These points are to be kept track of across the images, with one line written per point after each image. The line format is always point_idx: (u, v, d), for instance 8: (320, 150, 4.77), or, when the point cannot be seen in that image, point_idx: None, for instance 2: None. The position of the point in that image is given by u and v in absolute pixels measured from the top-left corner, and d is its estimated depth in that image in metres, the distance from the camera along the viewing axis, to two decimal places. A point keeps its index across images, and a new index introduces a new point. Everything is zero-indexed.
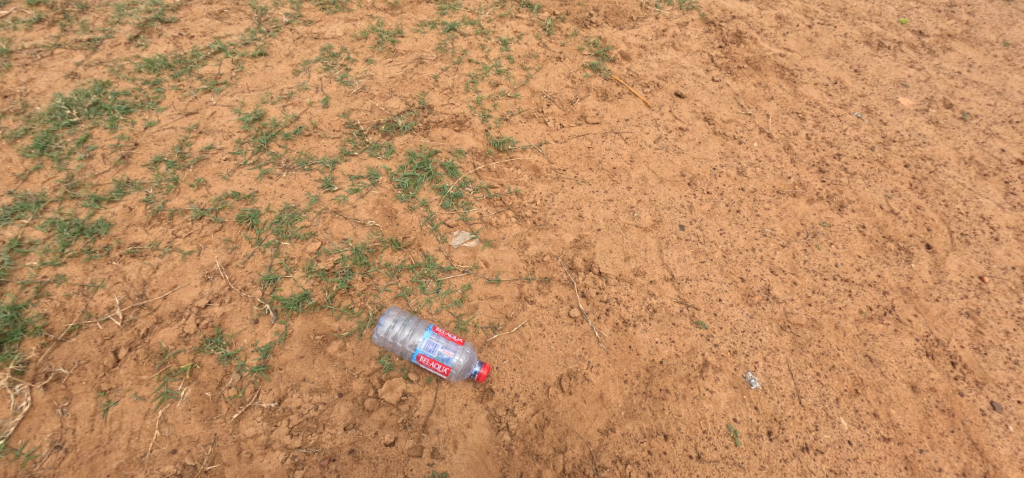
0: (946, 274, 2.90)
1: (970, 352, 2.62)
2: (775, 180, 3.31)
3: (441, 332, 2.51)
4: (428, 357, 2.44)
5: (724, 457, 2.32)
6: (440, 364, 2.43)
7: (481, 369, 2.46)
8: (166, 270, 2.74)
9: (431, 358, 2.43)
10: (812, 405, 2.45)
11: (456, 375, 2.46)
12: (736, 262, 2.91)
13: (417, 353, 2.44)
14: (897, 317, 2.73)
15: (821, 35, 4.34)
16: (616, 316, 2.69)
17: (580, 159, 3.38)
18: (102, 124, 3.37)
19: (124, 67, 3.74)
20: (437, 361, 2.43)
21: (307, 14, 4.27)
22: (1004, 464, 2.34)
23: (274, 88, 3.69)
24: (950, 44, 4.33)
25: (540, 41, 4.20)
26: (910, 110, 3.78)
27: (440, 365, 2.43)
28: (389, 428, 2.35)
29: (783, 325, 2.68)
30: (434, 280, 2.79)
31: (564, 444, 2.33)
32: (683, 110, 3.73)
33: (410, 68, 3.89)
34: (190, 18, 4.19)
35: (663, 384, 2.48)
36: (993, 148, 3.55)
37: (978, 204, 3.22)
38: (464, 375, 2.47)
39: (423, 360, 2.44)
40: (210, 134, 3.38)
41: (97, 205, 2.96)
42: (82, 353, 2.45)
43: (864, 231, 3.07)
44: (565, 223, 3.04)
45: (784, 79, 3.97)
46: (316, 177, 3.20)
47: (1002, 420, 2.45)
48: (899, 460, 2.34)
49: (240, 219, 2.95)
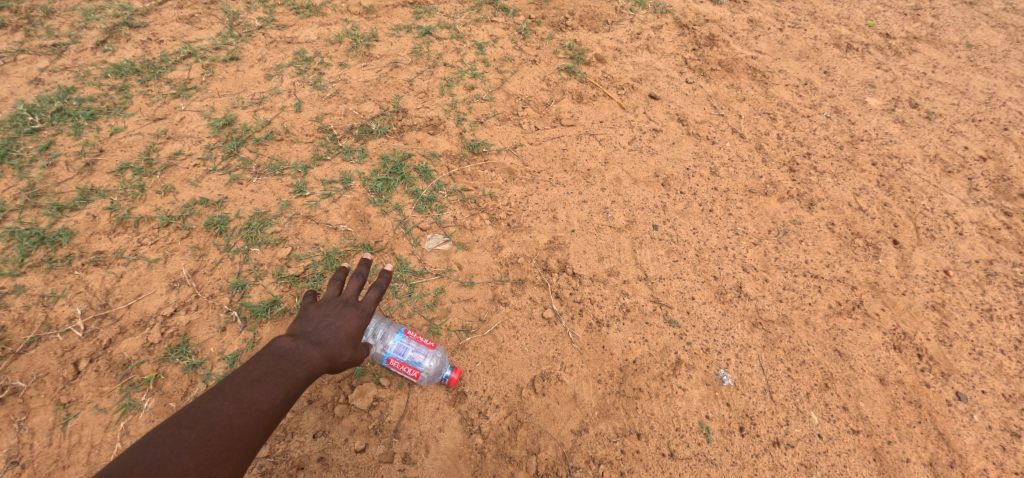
0: (912, 269, 2.95)
1: (935, 344, 2.67)
2: (747, 179, 3.35)
3: (412, 337, 2.37)
4: (400, 361, 2.33)
5: (696, 454, 2.32)
6: (413, 370, 2.35)
7: (454, 372, 2.42)
8: (131, 279, 2.68)
9: (404, 363, 2.34)
10: (783, 399, 2.47)
11: (427, 379, 2.40)
12: (708, 260, 2.93)
13: (389, 357, 2.33)
14: (866, 312, 2.77)
15: (791, 38, 4.42)
16: (590, 316, 2.68)
17: (555, 161, 3.38)
18: (66, 131, 3.29)
19: (90, 72, 3.67)
20: (410, 367, 2.34)
21: (280, 18, 4.23)
22: (970, 453, 2.38)
23: (246, 93, 3.64)
24: (916, 46, 4.43)
25: (516, 44, 4.21)
26: (877, 110, 3.85)
27: (411, 369, 2.34)
28: (360, 434, 2.32)
29: (754, 321, 2.70)
30: (407, 283, 2.76)
31: (538, 445, 2.31)
32: (657, 112, 3.76)
33: (385, 72, 3.86)
34: (160, 22, 4.12)
35: (636, 383, 2.48)
36: (958, 146, 3.63)
37: (943, 201, 3.29)
38: (434, 379, 2.42)
39: (394, 363, 2.33)
40: (179, 139, 3.32)
41: (59, 213, 2.89)
42: (41, 365, 2.38)
43: (833, 228, 3.12)
44: (539, 225, 3.03)
45: (755, 80, 4.02)
46: (287, 182, 3.15)
47: (967, 410, 2.48)
48: (868, 452, 2.36)
49: (208, 225, 2.89)
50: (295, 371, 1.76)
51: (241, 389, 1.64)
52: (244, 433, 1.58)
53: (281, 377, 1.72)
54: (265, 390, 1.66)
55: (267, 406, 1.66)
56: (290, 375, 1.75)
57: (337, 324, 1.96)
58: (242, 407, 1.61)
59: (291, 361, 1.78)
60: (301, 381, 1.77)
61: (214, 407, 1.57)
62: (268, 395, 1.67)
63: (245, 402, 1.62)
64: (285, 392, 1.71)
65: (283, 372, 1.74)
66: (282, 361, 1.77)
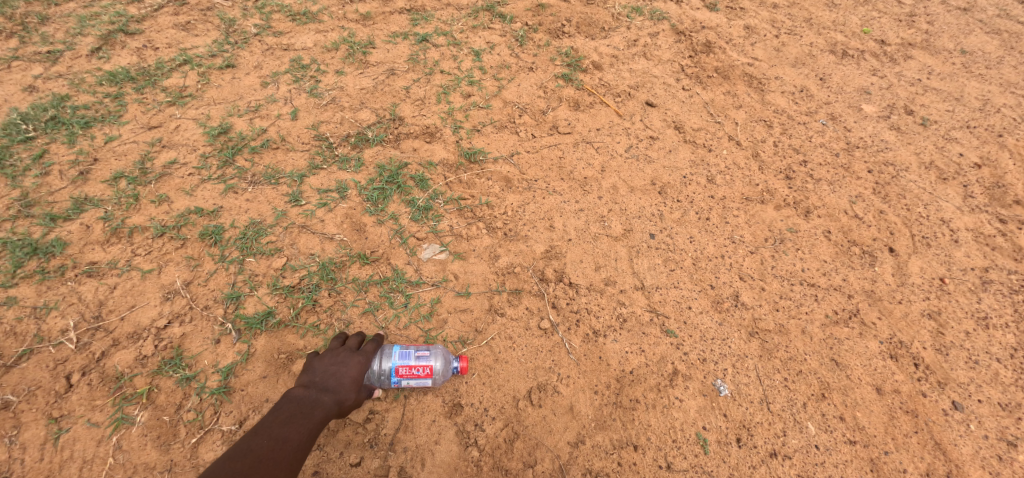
0: (908, 277, 2.95)
1: (932, 353, 2.66)
2: (743, 187, 3.35)
3: (407, 347, 2.38)
4: (407, 373, 2.34)
5: (693, 465, 2.31)
6: (423, 375, 2.35)
7: (461, 361, 2.44)
8: (124, 290, 2.66)
9: (412, 372, 2.34)
10: (779, 410, 2.46)
11: (441, 378, 2.42)
12: (705, 269, 2.92)
13: (396, 375, 2.33)
14: (862, 320, 2.76)
15: (787, 44, 4.43)
16: (586, 327, 2.67)
17: (551, 169, 3.38)
18: (60, 139, 3.28)
19: (85, 79, 3.65)
20: (419, 373, 2.35)
21: (277, 25, 4.22)
22: (966, 463, 2.37)
23: (241, 101, 3.63)
24: (910, 53, 4.45)
25: (513, 51, 4.21)
26: (873, 117, 3.86)
27: (421, 368, 2.35)
28: (355, 448, 2.30)
29: (751, 331, 2.69)
30: (403, 294, 2.75)
31: (534, 458, 2.30)
32: (654, 119, 3.76)
33: (381, 80, 3.86)
34: (156, 29, 4.11)
35: (633, 394, 2.47)
36: (953, 153, 3.64)
37: (938, 208, 3.29)
38: (446, 375, 2.43)
39: (403, 371, 2.34)
40: (174, 148, 3.31)
41: (52, 223, 2.88)
42: (32, 378, 2.37)
43: (829, 235, 3.12)
44: (536, 234, 3.02)
45: (752, 87, 4.03)
46: (283, 191, 3.14)
47: (963, 420, 2.48)
48: (864, 462, 2.35)
49: (202, 236, 2.88)
50: (314, 413, 2.00)
51: (273, 429, 1.87)
52: (282, 467, 1.81)
53: (304, 419, 1.96)
54: (294, 429, 1.90)
55: (298, 441, 1.89)
56: (313, 413, 1.99)
57: (342, 369, 2.18)
58: (278, 443, 1.84)
59: (310, 403, 2.01)
60: (321, 420, 2.01)
61: (254, 446, 1.79)
62: (297, 433, 1.90)
63: (280, 439, 1.85)
64: (310, 430, 1.95)
65: (303, 416, 1.96)
66: (303, 404, 2.00)
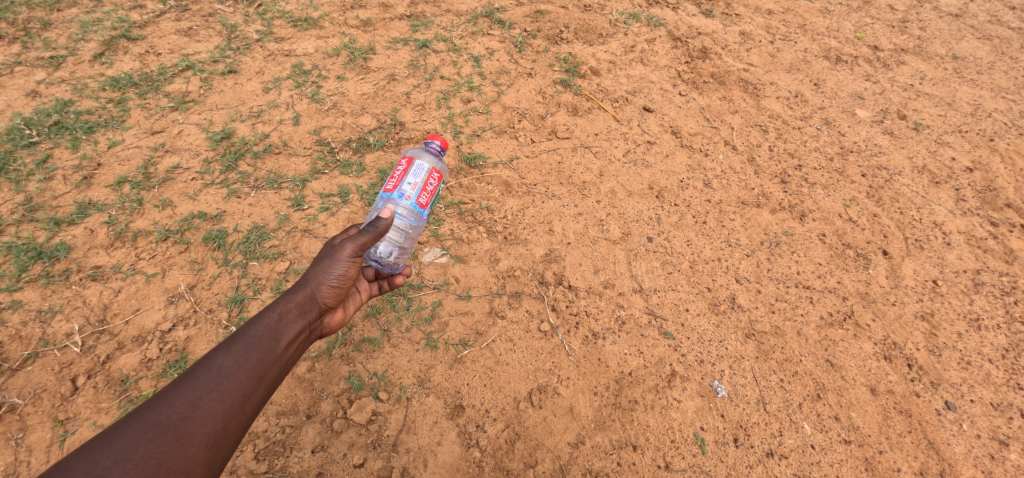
0: (902, 279, 3.00)
1: (925, 354, 2.71)
2: (740, 191, 3.40)
3: (392, 184, 2.27)
4: (415, 185, 2.26)
5: (692, 465, 2.35)
6: (426, 173, 2.29)
7: (434, 140, 2.47)
8: (129, 294, 2.69)
9: (417, 182, 2.26)
10: (776, 410, 2.50)
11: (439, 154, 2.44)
12: (702, 272, 2.97)
13: (412, 199, 2.24)
14: (857, 322, 2.81)
15: (782, 50, 4.49)
16: (586, 329, 2.71)
17: (550, 174, 3.42)
18: (63, 144, 3.31)
19: (87, 85, 3.68)
20: (424, 177, 2.29)
21: (278, 31, 4.26)
22: (959, 462, 2.41)
23: (243, 106, 3.67)
24: (903, 58, 4.52)
25: (512, 57, 4.25)
26: (866, 122, 3.92)
27: (433, 176, 2.33)
28: (358, 449, 2.33)
29: (748, 333, 2.74)
30: (405, 297, 2.78)
31: (535, 458, 2.33)
32: (651, 124, 3.81)
33: (382, 85, 3.90)
34: (158, 35, 4.15)
35: (632, 395, 2.51)
36: (945, 157, 3.70)
37: (931, 211, 3.35)
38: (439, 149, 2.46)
39: (427, 193, 2.30)
40: (177, 153, 3.34)
41: (57, 228, 2.90)
42: (38, 381, 2.40)
43: (824, 239, 3.16)
44: (535, 237, 3.06)
45: (747, 93, 4.08)
46: (285, 195, 3.17)
47: (956, 419, 2.52)
48: (859, 462, 2.39)
49: (206, 240, 2.91)
50: (261, 329, 1.84)
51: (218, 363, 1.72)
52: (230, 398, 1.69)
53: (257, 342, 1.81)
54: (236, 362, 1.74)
55: (238, 372, 1.73)
56: (256, 334, 1.83)
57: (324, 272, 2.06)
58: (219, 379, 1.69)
59: (251, 324, 1.85)
60: (272, 339, 1.86)
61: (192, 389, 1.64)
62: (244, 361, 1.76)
63: (214, 377, 1.69)
64: (254, 353, 1.79)
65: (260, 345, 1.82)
66: (243, 328, 1.83)
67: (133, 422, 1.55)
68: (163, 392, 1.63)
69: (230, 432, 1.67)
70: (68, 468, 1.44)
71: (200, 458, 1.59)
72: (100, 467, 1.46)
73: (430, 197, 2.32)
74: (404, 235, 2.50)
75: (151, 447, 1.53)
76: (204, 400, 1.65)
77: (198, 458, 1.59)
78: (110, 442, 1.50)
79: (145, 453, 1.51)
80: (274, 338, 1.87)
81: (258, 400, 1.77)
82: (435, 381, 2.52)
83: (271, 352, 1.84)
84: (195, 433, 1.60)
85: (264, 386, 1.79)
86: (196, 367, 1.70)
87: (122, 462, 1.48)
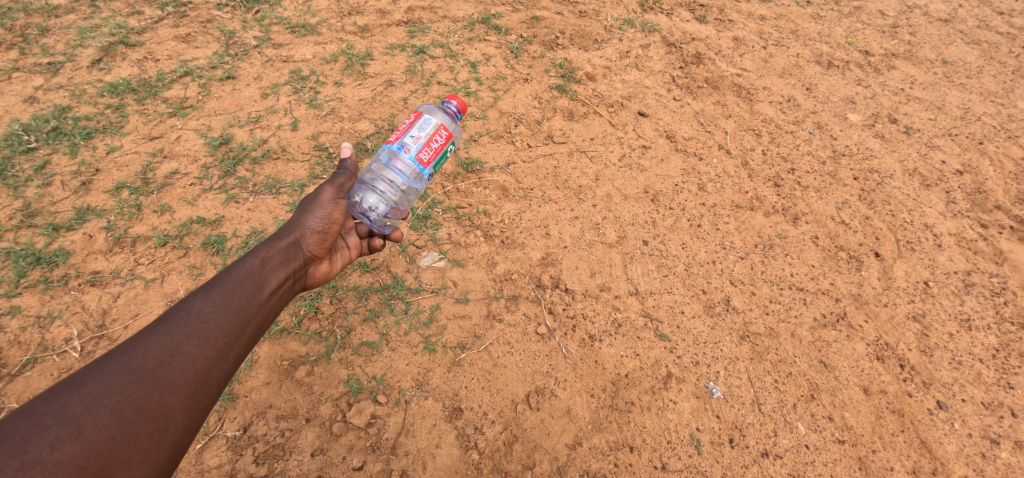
0: (893, 280, 3.04)
1: (916, 354, 2.75)
2: (733, 194, 3.44)
3: (396, 136, 2.24)
4: (418, 140, 2.20)
5: (688, 466, 2.37)
6: (432, 128, 2.23)
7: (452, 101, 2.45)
8: (127, 299, 2.71)
9: (420, 137, 2.20)
10: (770, 411, 2.53)
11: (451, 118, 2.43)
12: (697, 274, 3.00)
13: (412, 153, 2.19)
14: (850, 323, 2.85)
15: (774, 55, 4.55)
16: (583, 331, 2.74)
17: (547, 178, 3.45)
18: (62, 150, 3.32)
19: (85, 91, 3.70)
20: (429, 133, 2.23)
21: (276, 37, 4.29)
22: (951, 460, 2.44)
23: (242, 112, 3.69)
24: (894, 63, 4.58)
25: (508, 63, 4.29)
26: (858, 125, 3.98)
27: (441, 134, 2.27)
28: (357, 452, 2.35)
29: (742, 334, 2.77)
30: (403, 301, 2.80)
31: (533, 460, 2.35)
32: (646, 128, 3.85)
33: (379, 91, 3.93)
34: (156, 41, 4.17)
35: (628, 397, 2.53)
36: (935, 160, 3.75)
37: (922, 213, 3.39)
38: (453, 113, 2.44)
39: (432, 146, 2.23)
40: (175, 158, 3.36)
41: (55, 233, 2.92)
42: (37, 386, 2.42)
43: (817, 241, 3.20)
44: (532, 241, 3.09)
45: (741, 97, 4.13)
46: (284, 200, 3.19)
47: (948, 418, 2.56)
48: (853, 461, 2.42)
49: (205, 245, 2.92)
50: (240, 275, 1.87)
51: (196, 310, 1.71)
52: (216, 341, 1.70)
53: (237, 288, 1.84)
54: (218, 307, 1.76)
55: (217, 318, 1.73)
56: (234, 281, 1.85)
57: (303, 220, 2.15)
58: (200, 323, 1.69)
59: (228, 274, 1.86)
60: (251, 286, 1.87)
61: (172, 335, 1.63)
62: (226, 305, 1.78)
63: (192, 321, 1.69)
64: (233, 299, 1.80)
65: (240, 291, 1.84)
66: (220, 277, 1.84)
67: (106, 366, 1.51)
68: (137, 336, 1.61)
69: (210, 380, 1.66)
70: (34, 412, 1.38)
71: (178, 407, 1.57)
72: (72, 412, 1.42)
73: (433, 155, 2.24)
74: (405, 193, 2.47)
75: (127, 392, 1.50)
76: (182, 345, 1.63)
77: (176, 406, 1.56)
78: (81, 387, 1.46)
79: (121, 399, 1.48)
80: (253, 285, 1.88)
81: (238, 349, 1.77)
82: (433, 384, 2.54)
83: (250, 300, 1.85)
84: (174, 379, 1.58)
85: (244, 334, 1.79)
86: (171, 312, 1.69)
87: (95, 407, 1.44)
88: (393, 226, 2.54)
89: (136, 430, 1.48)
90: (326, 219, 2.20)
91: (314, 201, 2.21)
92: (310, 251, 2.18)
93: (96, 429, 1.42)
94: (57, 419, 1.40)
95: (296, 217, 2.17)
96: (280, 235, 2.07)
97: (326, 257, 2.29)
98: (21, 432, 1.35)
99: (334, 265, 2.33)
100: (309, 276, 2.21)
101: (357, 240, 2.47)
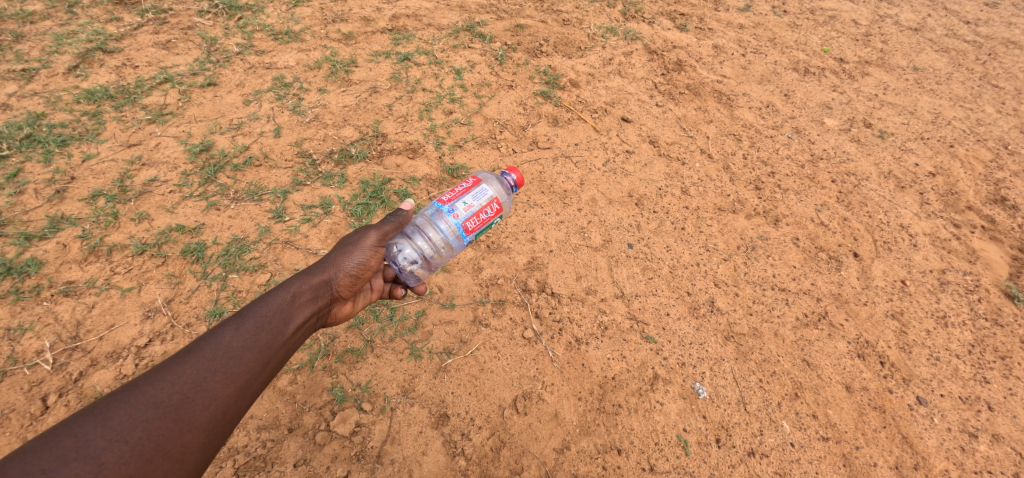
0: (872, 280, 3.10)
1: (896, 351, 2.80)
2: (716, 197, 3.48)
3: (448, 196, 2.21)
4: (468, 208, 2.19)
5: (676, 467, 2.38)
6: (485, 200, 2.23)
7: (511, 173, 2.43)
8: (103, 309, 2.64)
9: (473, 205, 2.20)
10: (756, 410, 2.55)
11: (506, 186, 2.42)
12: (682, 277, 3.03)
13: (460, 219, 2.17)
14: (831, 322, 2.89)
15: (753, 63, 4.64)
16: (569, 335, 2.74)
17: (532, 183, 3.46)
18: (35, 158, 3.24)
19: (61, 97, 3.62)
20: (481, 204, 2.22)
21: (258, 44, 4.26)
22: (932, 455, 2.49)
23: (224, 118, 3.64)
24: (867, 70, 4.71)
25: (492, 70, 4.31)
26: (834, 130, 4.07)
27: (493, 207, 2.26)
28: (342, 462, 2.31)
29: (727, 335, 2.79)
30: (388, 307, 2.77)
31: (520, 465, 2.33)
32: (630, 134, 3.89)
33: (364, 98, 3.91)
34: (136, 47, 4.11)
35: (616, 399, 2.53)
36: (909, 163, 3.85)
37: (897, 214, 3.47)
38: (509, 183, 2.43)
39: (480, 218, 2.22)
40: (154, 166, 3.29)
41: (27, 243, 2.84)
42: (6, 401, 2.34)
43: (797, 242, 3.26)
44: (518, 245, 3.10)
45: (721, 103, 4.20)
46: (266, 207, 3.15)
47: (927, 414, 2.60)
48: (837, 458, 2.45)
49: (184, 252, 2.87)
50: (269, 310, 1.84)
51: (225, 346, 1.68)
52: (238, 379, 1.66)
53: (266, 325, 1.81)
54: (245, 344, 1.73)
55: (243, 355, 1.70)
56: (262, 316, 1.81)
57: (341, 260, 2.14)
58: (227, 360, 1.66)
59: (258, 306, 1.84)
60: (278, 322, 1.84)
61: (198, 369, 1.60)
62: (253, 344, 1.75)
63: (219, 356, 1.66)
64: (261, 336, 1.78)
65: (269, 328, 1.81)
66: (250, 310, 1.82)
67: (133, 397, 1.49)
68: (164, 366, 1.58)
69: (228, 418, 1.62)
70: (56, 443, 1.37)
71: (196, 446, 1.53)
72: (94, 447, 1.40)
73: (479, 225, 2.23)
74: (439, 249, 2.41)
75: (149, 429, 1.47)
76: (207, 380, 1.60)
77: (194, 445, 1.53)
78: (106, 419, 1.44)
79: (143, 435, 1.45)
80: (281, 321, 1.86)
81: (257, 387, 1.74)
82: (419, 391, 2.52)
83: (275, 336, 1.82)
84: (195, 417, 1.54)
85: (265, 372, 1.76)
86: (201, 343, 1.66)
87: (117, 443, 1.42)
88: (419, 279, 2.46)
89: (152, 469, 1.44)
90: (361, 262, 2.18)
91: (355, 243, 2.19)
92: (338, 290, 2.15)
93: (116, 466, 1.40)
94: (78, 453, 1.37)
95: (332, 255, 2.14)
96: (314, 271, 2.05)
97: (351, 296, 2.25)
98: (43, 465, 1.34)
99: (357, 305, 2.30)
100: (332, 315, 2.17)
101: (382, 283, 2.42)
